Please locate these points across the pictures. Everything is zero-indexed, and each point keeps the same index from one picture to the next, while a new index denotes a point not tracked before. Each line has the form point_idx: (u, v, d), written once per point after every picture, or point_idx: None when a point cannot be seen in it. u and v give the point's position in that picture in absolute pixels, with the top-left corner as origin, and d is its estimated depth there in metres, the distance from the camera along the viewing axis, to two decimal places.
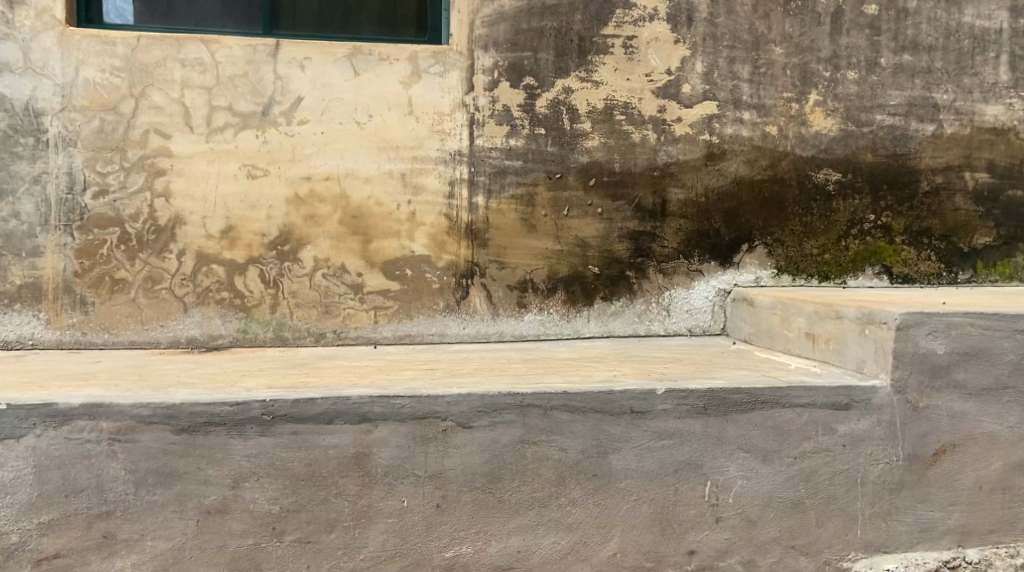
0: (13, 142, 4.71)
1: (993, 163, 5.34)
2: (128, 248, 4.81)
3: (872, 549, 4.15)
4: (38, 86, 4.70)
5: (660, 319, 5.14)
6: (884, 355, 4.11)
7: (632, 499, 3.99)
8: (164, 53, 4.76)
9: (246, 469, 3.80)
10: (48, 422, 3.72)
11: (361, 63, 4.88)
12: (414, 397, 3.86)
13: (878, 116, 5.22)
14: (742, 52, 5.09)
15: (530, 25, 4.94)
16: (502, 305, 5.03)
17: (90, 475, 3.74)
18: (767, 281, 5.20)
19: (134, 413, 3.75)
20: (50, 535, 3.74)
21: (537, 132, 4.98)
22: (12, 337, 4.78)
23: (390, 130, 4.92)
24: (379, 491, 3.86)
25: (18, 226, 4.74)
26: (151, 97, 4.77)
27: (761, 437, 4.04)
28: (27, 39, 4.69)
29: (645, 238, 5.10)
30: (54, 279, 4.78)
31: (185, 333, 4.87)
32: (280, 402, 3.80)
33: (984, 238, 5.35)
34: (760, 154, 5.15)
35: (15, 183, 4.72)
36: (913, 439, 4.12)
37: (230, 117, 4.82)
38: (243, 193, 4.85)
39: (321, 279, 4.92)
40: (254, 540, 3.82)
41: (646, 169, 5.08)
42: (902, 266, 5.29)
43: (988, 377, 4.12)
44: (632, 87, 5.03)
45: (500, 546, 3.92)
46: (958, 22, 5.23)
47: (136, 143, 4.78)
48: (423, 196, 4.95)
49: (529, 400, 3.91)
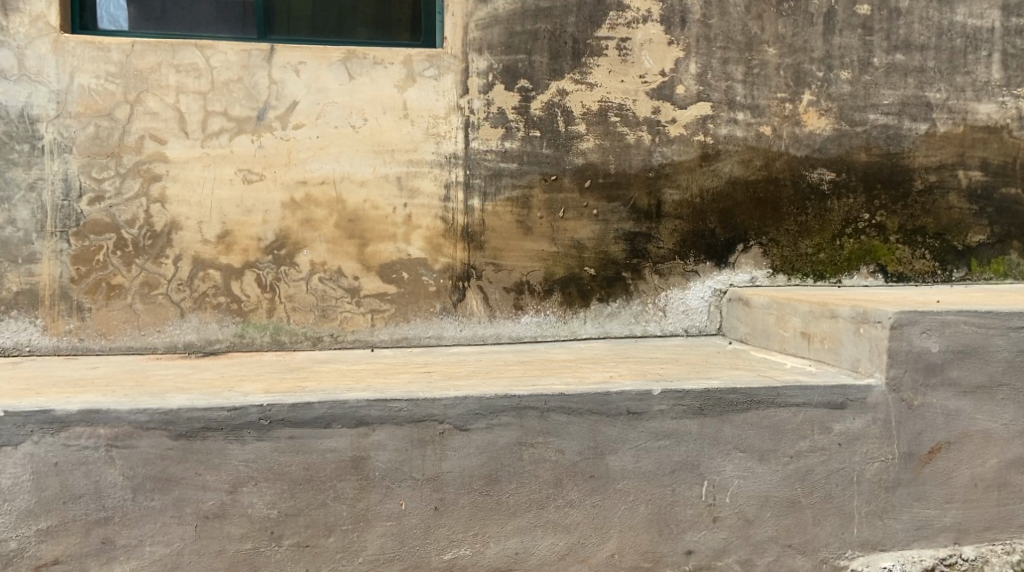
0: (9, 149, 4.71)
1: (987, 161, 5.36)
2: (124, 254, 4.82)
3: (868, 547, 4.17)
4: (33, 93, 4.71)
5: (657, 319, 5.15)
6: (879, 353, 4.12)
7: (630, 499, 4.00)
8: (160, 58, 4.78)
9: (244, 474, 3.81)
10: (45, 429, 3.73)
11: (356, 67, 4.90)
12: (412, 400, 3.86)
13: (872, 116, 5.24)
14: (735, 53, 5.10)
15: (524, 28, 4.95)
16: (499, 307, 5.04)
17: (88, 481, 3.75)
18: (763, 281, 5.21)
19: (131, 419, 3.76)
20: (48, 541, 3.75)
21: (532, 134, 4.99)
22: (9, 343, 4.78)
23: (385, 133, 4.93)
24: (377, 494, 3.87)
25: (14, 233, 4.74)
26: (145, 103, 4.78)
27: (758, 436, 4.05)
28: (22, 46, 4.70)
29: (640, 239, 5.11)
30: (50, 285, 4.79)
31: (182, 338, 4.88)
32: (278, 406, 3.81)
33: (978, 236, 5.36)
34: (755, 154, 5.17)
35: (11, 190, 4.73)
36: (909, 437, 4.14)
37: (225, 122, 4.83)
38: (239, 198, 4.86)
39: (318, 283, 4.93)
40: (253, 544, 3.83)
41: (641, 170, 5.09)
42: (897, 265, 5.31)
43: (982, 375, 4.14)
44: (627, 89, 5.05)
45: (498, 548, 3.94)
46: (950, 21, 5.25)
47: (132, 149, 4.79)
48: (420, 199, 4.96)
49: (525, 401, 3.93)
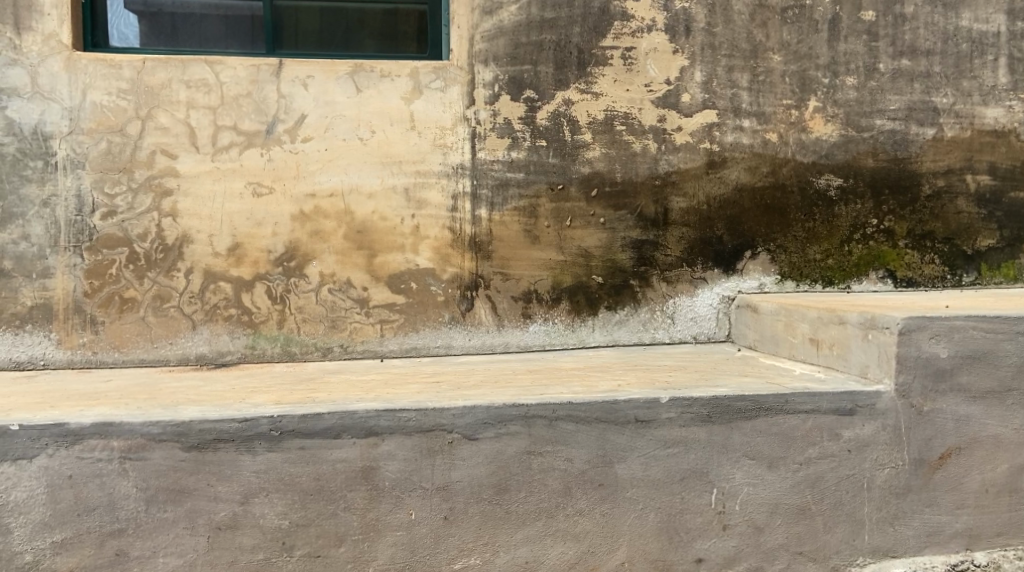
0: (23, 165, 4.78)
1: (995, 165, 5.35)
2: (137, 268, 4.87)
3: (880, 554, 4.16)
4: (46, 110, 4.78)
5: (665, 327, 5.16)
6: (887, 360, 4.12)
7: (639, 507, 4.01)
8: (170, 74, 4.84)
9: (255, 485, 3.85)
10: (59, 442, 3.78)
11: (363, 81, 4.95)
12: (420, 410, 3.89)
13: (878, 121, 5.24)
14: (740, 61, 5.11)
15: (529, 39, 4.99)
16: (508, 316, 5.07)
17: (102, 493, 3.80)
18: (771, 287, 5.22)
19: (144, 431, 3.80)
20: (63, 553, 3.79)
21: (538, 144, 5.02)
22: (24, 357, 4.84)
23: (393, 145, 4.97)
24: (387, 504, 3.90)
25: (28, 248, 4.81)
26: (156, 118, 4.84)
27: (766, 443, 4.06)
28: (35, 64, 4.77)
29: (648, 247, 5.13)
30: (64, 299, 4.85)
31: (193, 350, 4.92)
32: (288, 417, 3.84)
33: (987, 240, 5.35)
34: (761, 161, 5.18)
35: (25, 207, 4.79)
36: (918, 443, 4.13)
37: (235, 136, 4.88)
38: (249, 211, 4.91)
39: (328, 294, 4.96)
40: (265, 555, 3.87)
41: (647, 179, 5.10)
42: (906, 270, 5.30)
43: (992, 380, 4.13)
44: (632, 98, 5.07)
45: (508, 557, 3.96)
46: (956, 26, 5.24)
47: (143, 164, 4.84)
48: (427, 210, 4.99)
49: (534, 411, 3.94)
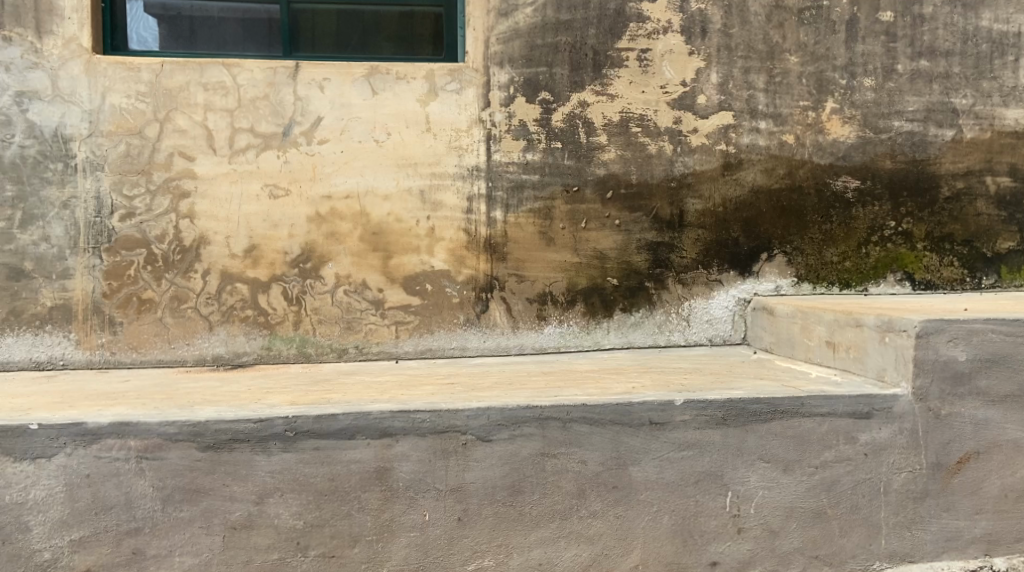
0: (43, 168, 4.83)
1: (1016, 166, 5.30)
2: (155, 269, 4.91)
3: (897, 559, 4.12)
4: (67, 113, 4.83)
5: (680, 329, 5.15)
6: (904, 363, 4.09)
7: (653, 510, 4.00)
8: (188, 77, 4.88)
9: (269, 485, 3.87)
10: (77, 441, 3.81)
11: (379, 83, 4.96)
12: (434, 411, 3.90)
13: (897, 122, 5.20)
14: (757, 62, 5.09)
15: (544, 41, 4.99)
16: (522, 318, 5.07)
17: (118, 493, 3.83)
18: (787, 289, 5.19)
19: (160, 431, 3.83)
20: (80, 552, 3.83)
21: (554, 146, 5.02)
22: (44, 358, 4.89)
23: (409, 147, 4.98)
24: (401, 505, 3.90)
25: (48, 249, 4.86)
26: (175, 121, 4.88)
27: (782, 446, 4.03)
28: (55, 67, 4.82)
29: (663, 249, 5.11)
30: (84, 300, 4.89)
31: (210, 350, 4.96)
32: (302, 418, 3.86)
33: (1007, 242, 5.30)
34: (778, 163, 5.15)
35: (45, 209, 4.85)
36: (936, 447, 4.09)
37: (252, 138, 4.92)
38: (266, 213, 4.94)
39: (343, 295, 4.98)
40: (280, 555, 3.88)
41: (663, 180, 5.09)
42: (924, 273, 5.25)
43: (1011, 384, 4.09)
44: (648, 99, 5.06)
45: (521, 558, 3.95)
46: (975, 26, 5.20)
47: (161, 166, 4.88)
48: (443, 211, 5.00)
49: (547, 412, 3.94)
